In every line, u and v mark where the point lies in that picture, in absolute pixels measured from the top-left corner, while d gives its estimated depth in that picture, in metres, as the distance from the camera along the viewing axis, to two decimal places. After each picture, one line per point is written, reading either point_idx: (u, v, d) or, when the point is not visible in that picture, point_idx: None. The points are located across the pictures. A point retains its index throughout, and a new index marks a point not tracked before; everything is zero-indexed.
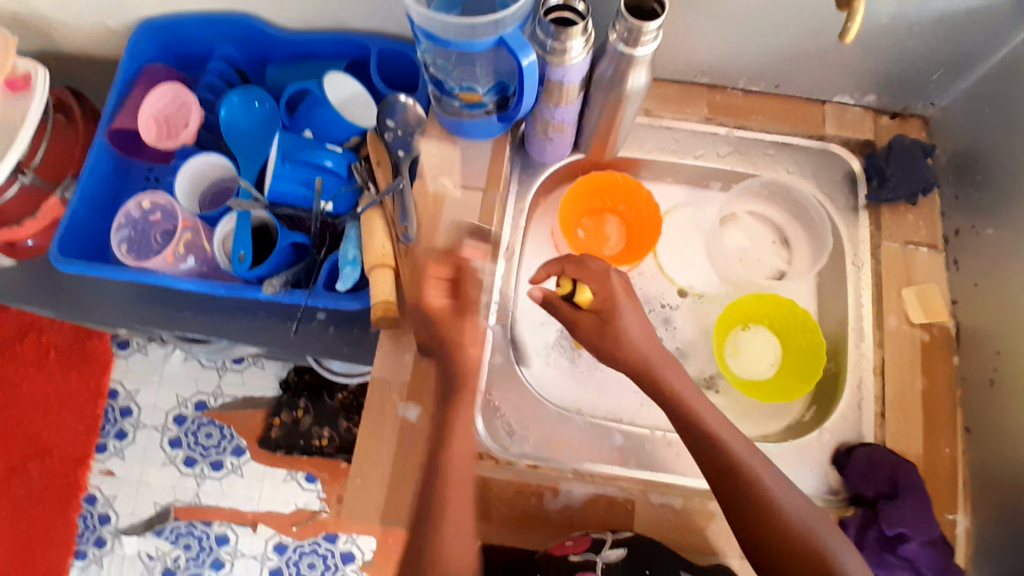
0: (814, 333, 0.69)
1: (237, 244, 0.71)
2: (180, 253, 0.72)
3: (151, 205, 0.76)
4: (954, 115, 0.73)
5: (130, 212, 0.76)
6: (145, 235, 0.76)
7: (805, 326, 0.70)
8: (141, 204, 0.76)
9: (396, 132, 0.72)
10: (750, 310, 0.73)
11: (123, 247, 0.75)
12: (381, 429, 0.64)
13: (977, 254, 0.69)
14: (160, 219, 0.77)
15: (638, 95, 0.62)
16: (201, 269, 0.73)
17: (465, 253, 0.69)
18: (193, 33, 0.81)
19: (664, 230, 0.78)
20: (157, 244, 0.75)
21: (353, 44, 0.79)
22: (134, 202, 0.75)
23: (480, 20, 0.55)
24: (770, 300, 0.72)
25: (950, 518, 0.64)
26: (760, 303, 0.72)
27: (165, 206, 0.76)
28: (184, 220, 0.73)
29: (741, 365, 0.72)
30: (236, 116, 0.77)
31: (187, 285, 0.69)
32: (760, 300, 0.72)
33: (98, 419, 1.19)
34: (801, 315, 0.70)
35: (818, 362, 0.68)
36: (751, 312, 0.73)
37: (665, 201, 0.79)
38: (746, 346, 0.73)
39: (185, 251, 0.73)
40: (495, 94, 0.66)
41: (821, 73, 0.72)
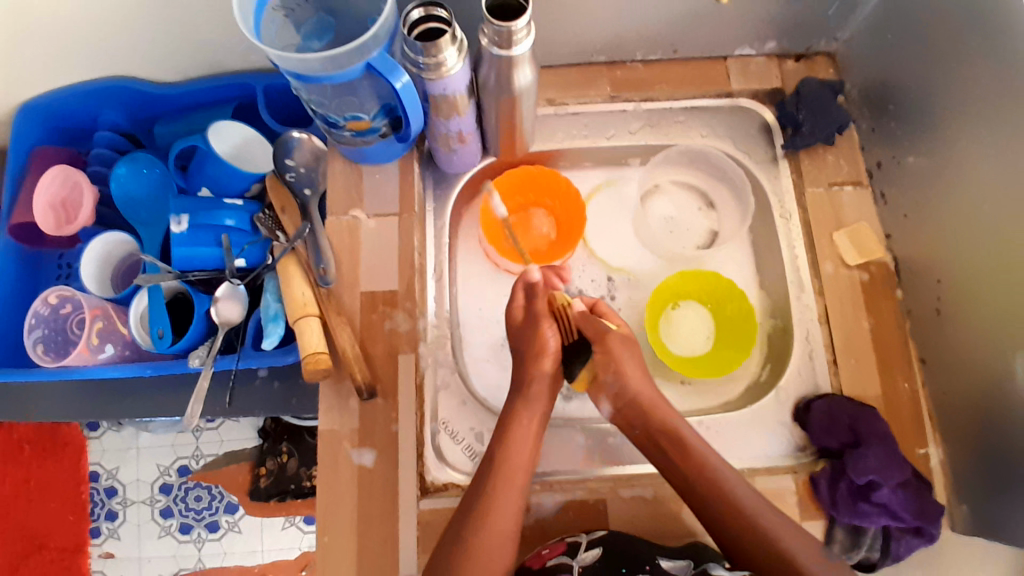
0: (742, 298, 0.69)
1: (155, 322, 0.69)
2: (95, 344, 0.70)
3: (58, 298, 0.74)
4: (858, 46, 0.71)
5: (38, 310, 0.74)
6: (60, 330, 0.74)
7: (732, 293, 0.70)
8: (47, 300, 0.74)
9: (298, 171, 0.70)
10: (680, 287, 0.72)
11: (39, 347, 0.73)
12: (340, 479, 0.63)
13: (900, 184, 0.68)
14: (70, 312, 0.74)
15: (529, 91, 0.60)
16: (122, 354, 0.72)
17: (392, 283, 0.67)
18: (69, 107, 0.77)
19: (590, 213, 0.76)
20: (74, 337, 0.73)
21: (235, 87, 0.75)
22: (40, 301, 0.73)
23: (341, 51, 0.52)
24: (696, 273, 0.72)
25: (921, 453, 0.64)
26: (691, 278, 0.71)
27: (72, 297, 0.74)
28: (91, 309, 0.71)
29: (683, 341, 0.71)
30: (128, 189, 0.74)
31: (114, 373, 0.68)
32: (689, 274, 0.72)
33: (84, 505, 1.16)
34: (727, 283, 0.70)
35: (749, 330, 0.69)
36: (679, 286, 0.72)
37: (587, 183, 0.77)
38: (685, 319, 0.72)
39: (101, 340, 0.71)
40: (384, 117, 0.63)
41: (717, 30, 0.70)
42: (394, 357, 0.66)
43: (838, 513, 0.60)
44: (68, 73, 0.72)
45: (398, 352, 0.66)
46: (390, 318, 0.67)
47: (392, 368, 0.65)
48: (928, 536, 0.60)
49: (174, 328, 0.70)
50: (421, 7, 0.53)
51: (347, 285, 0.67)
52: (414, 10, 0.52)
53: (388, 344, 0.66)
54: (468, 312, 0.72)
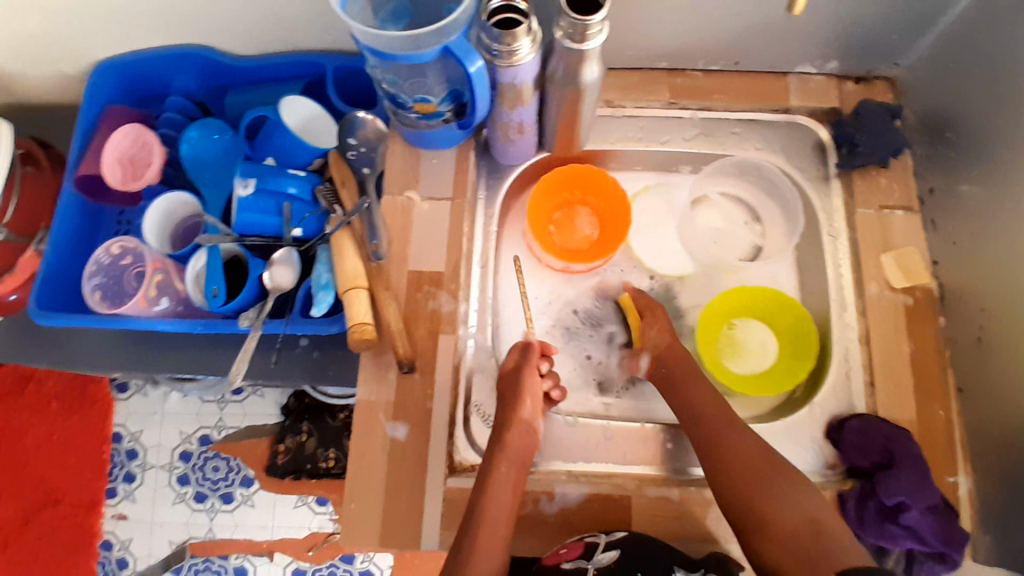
0: (798, 309, 0.69)
1: (212, 280, 0.71)
2: (152, 296, 0.73)
3: (119, 249, 0.77)
4: (919, 72, 0.72)
5: (100, 259, 0.77)
6: (118, 280, 0.78)
7: (785, 304, 0.70)
8: (110, 250, 0.77)
9: (359, 150, 0.75)
10: (725, 308, 0.73)
11: (96, 295, 0.76)
12: (372, 451, 0.64)
13: (953, 211, 0.68)
14: (131, 263, 0.78)
15: (594, 88, 0.61)
16: (176, 309, 0.74)
17: (440, 264, 0.69)
18: (148, 71, 0.80)
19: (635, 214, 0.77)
20: (130, 288, 0.77)
21: (306, 65, 0.78)
22: (102, 250, 0.76)
23: (421, 31, 0.54)
24: (738, 292, 0.72)
25: (951, 480, 0.63)
26: (746, 294, 0.72)
27: (135, 249, 0.77)
28: (153, 262, 0.74)
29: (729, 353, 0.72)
30: (198, 151, 0.77)
31: (164, 326, 0.71)
32: (745, 292, 0.72)
33: (106, 464, 1.19)
34: (774, 296, 0.71)
35: (809, 341, 0.69)
36: (729, 301, 0.72)
37: (634, 186, 0.79)
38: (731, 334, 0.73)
39: (157, 292, 0.74)
40: (450, 102, 0.65)
41: (780, 46, 0.72)
42: (436, 336, 0.67)
43: (864, 533, 0.60)
44: (151, 38, 0.76)
45: (438, 331, 0.67)
46: (434, 298, 0.68)
47: (432, 347, 0.67)
48: (951, 563, 0.59)
49: (227, 289, 0.72)
50: None
51: (396, 262, 0.69)
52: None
53: (430, 323, 0.68)
54: (509, 300, 0.73)
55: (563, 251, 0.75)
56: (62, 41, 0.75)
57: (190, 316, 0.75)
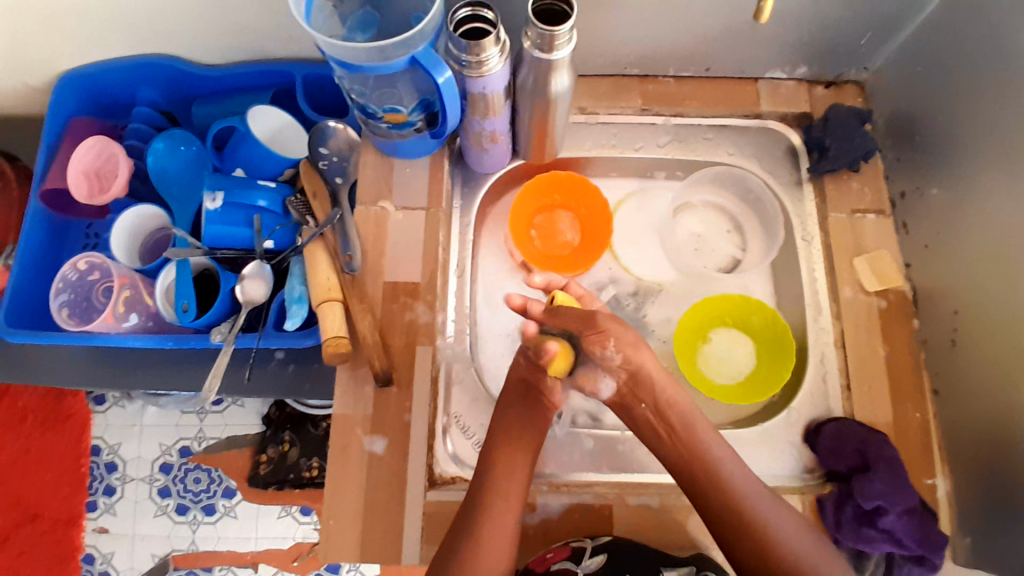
0: (766, 309, 0.70)
1: (180, 296, 0.70)
2: (121, 312, 0.72)
3: (87, 264, 0.76)
4: (887, 77, 0.73)
5: (67, 275, 0.75)
6: (87, 295, 0.76)
7: (749, 304, 0.71)
8: (77, 265, 0.75)
9: (331, 159, 0.72)
10: (692, 324, 0.72)
11: (65, 312, 0.75)
12: (349, 465, 0.63)
13: (924, 215, 0.69)
14: (98, 277, 0.76)
15: (564, 96, 0.61)
16: (146, 325, 0.73)
17: (415, 275, 0.68)
18: (114, 82, 0.79)
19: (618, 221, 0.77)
20: (100, 303, 0.75)
21: (276, 74, 0.77)
22: (69, 266, 0.75)
23: (388, 42, 0.53)
24: (704, 304, 0.72)
25: (928, 483, 0.64)
26: (713, 303, 0.72)
27: (101, 264, 0.75)
28: (121, 277, 0.72)
29: (712, 367, 0.71)
30: (164, 164, 0.76)
31: (137, 343, 0.70)
32: (713, 302, 0.72)
33: (84, 478, 1.17)
34: (739, 298, 0.71)
35: (784, 342, 0.68)
36: (696, 315, 0.72)
37: (613, 196, 0.78)
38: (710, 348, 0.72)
39: (126, 309, 0.72)
40: (421, 112, 0.64)
41: (751, 51, 0.72)
42: (412, 347, 0.67)
43: (841, 537, 0.61)
44: (115, 49, 0.74)
45: (415, 343, 0.67)
46: (410, 309, 0.68)
47: (408, 359, 0.66)
48: (930, 565, 0.60)
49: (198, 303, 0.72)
50: (468, 7, 0.54)
51: (371, 273, 0.68)
52: (463, 8, 0.54)
53: (406, 335, 0.67)
54: (486, 310, 0.73)
55: (550, 260, 0.74)
56: (23, 52, 0.73)
57: (161, 332, 0.74)
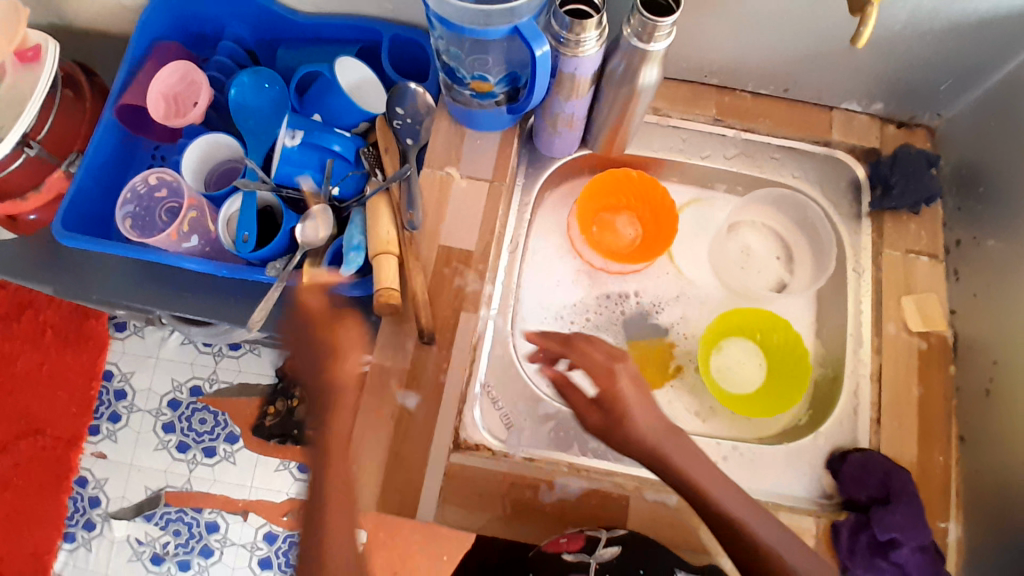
0: (786, 326, 0.72)
1: (242, 226, 0.72)
2: (184, 232, 0.73)
3: (156, 181, 0.78)
4: (959, 126, 0.73)
5: (136, 187, 0.77)
6: (149, 211, 0.78)
7: (775, 323, 0.73)
8: (147, 180, 0.78)
9: (405, 120, 0.74)
10: (719, 330, 0.74)
11: (128, 222, 0.77)
12: (379, 415, 0.64)
13: (977, 265, 0.70)
14: (164, 197, 0.79)
15: (649, 91, 0.62)
16: (204, 249, 0.75)
17: (470, 243, 0.70)
18: (208, 13, 0.81)
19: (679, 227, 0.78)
20: (161, 221, 0.77)
21: (364, 30, 0.79)
22: (141, 179, 0.77)
23: (495, 8, 0.55)
24: (734, 315, 0.74)
25: (941, 525, 0.64)
26: (739, 313, 0.74)
27: (170, 182, 0.78)
28: (190, 198, 0.74)
29: (736, 382, 0.73)
30: (246, 97, 0.78)
31: (189, 264, 0.71)
32: (739, 312, 0.74)
33: (91, 402, 1.18)
34: (769, 315, 0.73)
35: (798, 361, 0.71)
36: (722, 324, 0.74)
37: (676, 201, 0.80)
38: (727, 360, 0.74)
39: (189, 229, 0.74)
40: (505, 85, 0.65)
41: (831, 79, 0.73)
42: (457, 312, 0.68)
43: (853, 564, 0.61)
44: None
45: (460, 308, 0.68)
46: (460, 276, 0.69)
47: (452, 323, 0.67)
48: None
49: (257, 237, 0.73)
50: None
51: (428, 234, 0.69)
52: None
53: (452, 299, 0.68)
54: (531, 289, 0.75)
55: (606, 253, 0.75)
56: None
57: (216, 258, 0.76)
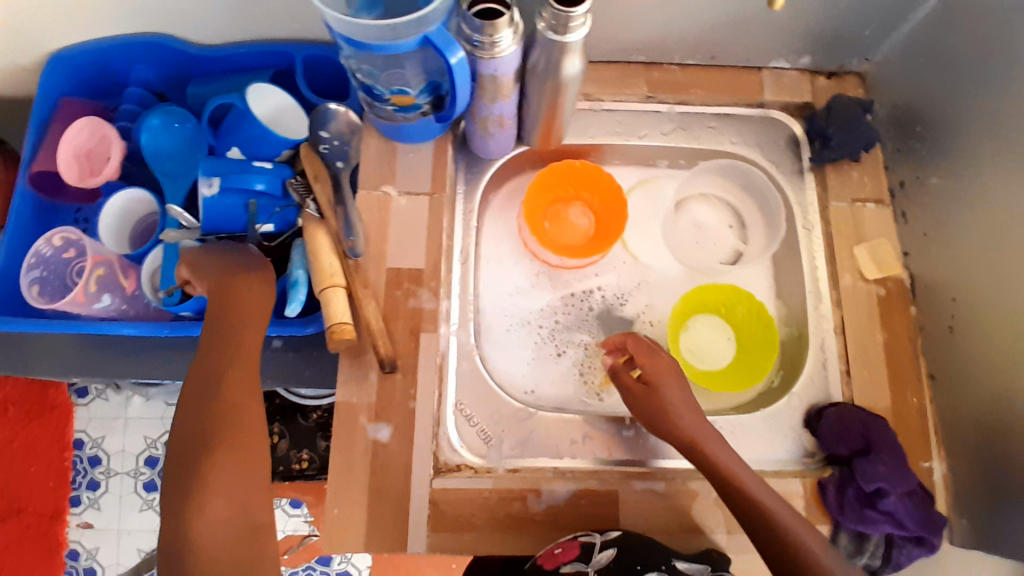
0: (751, 298, 0.71)
1: (166, 279, 0.68)
2: (92, 292, 0.71)
3: (62, 242, 0.74)
4: (888, 68, 0.73)
5: (40, 250, 0.73)
6: (58, 274, 0.74)
7: (737, 295, 0.72)
8: (51, 242, 0.74)
9: (331, 143, 0.73)
10: (685, 310, 0.73)
11: (34, 289, 0.72)
12: (353, 453, 0.62)
13: (922, 205, 0.70)
14: (73, 256, 0.75)
15: (575, 81, 0.61)
16: (119, 307, 0.72)
17: (419, 262, 0.67)
18: (106, 62, 0.76)
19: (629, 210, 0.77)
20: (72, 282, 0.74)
21: (275, 54, 0.76)
22: (44, 241, 0.73)
23: (400, 20, 0.52)
24: (700, 291, 0.73)
25: (926, 466, 0.65)
26: (703, 291, 0.73)
27: (77, 242, 0.74)
28: (94, 256, 0.72)
29: (709, 356, 0.73)
30: (158, 142, 0.74)
31: (121, 329, 0.69)
32: (703, 290, 0.73)
33: (67, 472, 1.12)
34: (732, 290, 0.72)
35: (767, 330, 0.70)
36: (688, 302, 0.73)
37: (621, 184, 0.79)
38: (699, 338, 0.73)
39: (98, 289, 0.72)
40: (428, 94, 0.63)
41: (756, 40, 0.72)
42: (416, 334, 0.66)
43: (845, 519, 0.61)
44: (108, 25, 0.72)
45: (419, 329, 0.66)
46: (414, 296, 0.66)
47: (413, 346, 0.65)
48: (929, 546, 0.61)
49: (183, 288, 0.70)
50: None
51: (374, 259, 0.67)
52: None
53: (410, 321, 0.66)
54: (490, 296, 0.73)
55: (561, 249, 0.75)
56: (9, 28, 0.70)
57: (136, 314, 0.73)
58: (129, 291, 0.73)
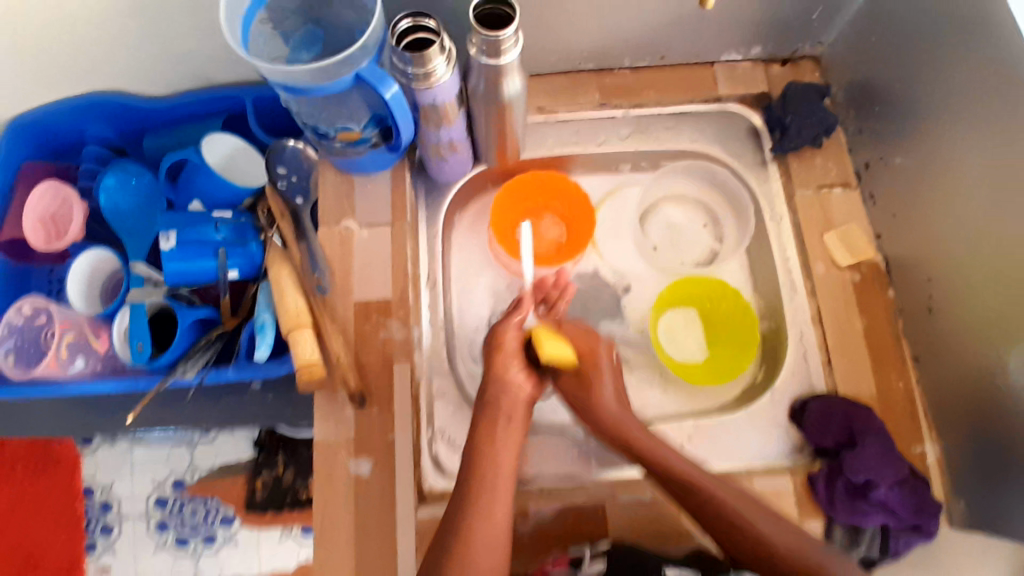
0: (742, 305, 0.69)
1: (134, 336, 0.68)
2: (65, 357, 0.73)
3: (33, 309, 0.76)
4: (841, 51, 0.73)
5: (12, 320, 0.75)
6: (32, 342, 0.75)
7: (723, 293, 0.71)
8: (21, 310, 0.75)
9: (289, 178, 0.73)
10: (677, 295, 0.73)
11: (9, 359, 0.73)
12: (336, 490, 0.62)
13: (889, 184, 0.69)
14: (44, 322, 0.75)
15: (519, 99, 0.60)
16: (94, 367, 0.73)
17: (386, 292, 0.67)
18: (62, 123, 0.78)
19: (603, 218, 0.77)
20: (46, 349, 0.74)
21: (224, 99, 0.77)
22: (13, 311, 0.75)
23: (329, 62, 0.52)
24: (697, 281, 0.72)
25: (917, 450, 0.64)
26: (694, 283, 0.72)
27: (46, 308, 0.76)
28: (62, 322, 0.74)
29: (684, 345, 0.72)
30: (117, 201, 0.76)
31: (89, 387, 0.70)
32: (694, 284, 0.72)
33: (79, 521, 1.09)
34: (723, 289, 0.71)
35: (744, 337, 0.70)
36: (673, 293, 0.72)
37: (595, 194, 0.78)
38: (674, 327, 0.73)
39: (70, 353, 0.73)
40: (374, 127, 0.63)
41: (702, 37, 0.72)
42: (390, 365, 0.65)
43: (836, 513, 0.60)
44: (66, 86, 0.74)
45: (392, 361, 0.66)
46: (384, 327, 0.66)
47: (386, 378, 0.65)
48: (926, 531, 0.60)
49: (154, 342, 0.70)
50: (409, 17, 0.53)
51: (341, 294, 0.67)
52: (403, 21, 0.53)
53: (381, 353, 0.66)
54: (463, 318, 0.72)
55: (535, 258, 0.74)
56: None
57: (110, 372, 0.73)
58: (102, 351, 0.74)
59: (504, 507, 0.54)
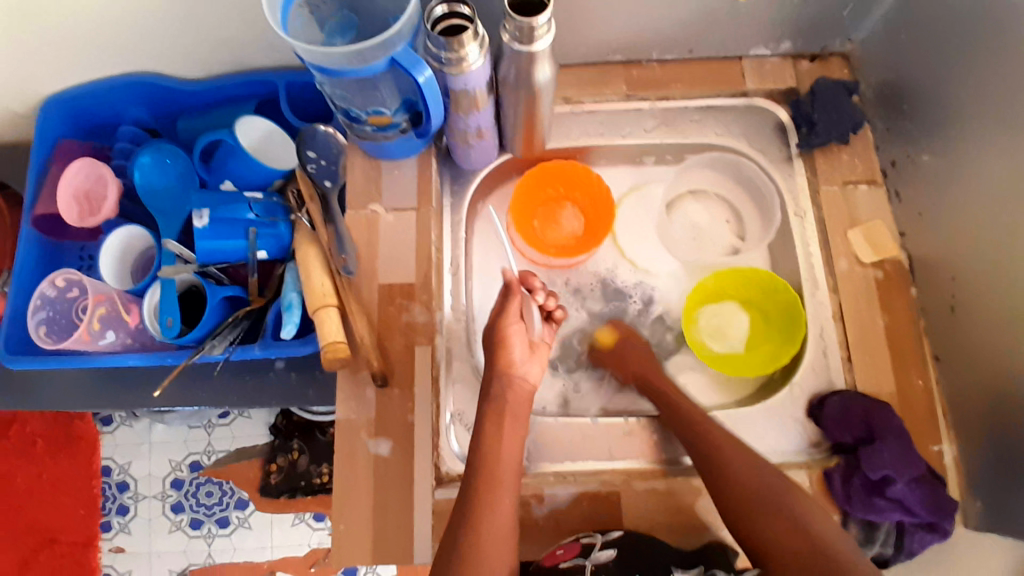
0: (786, 293, 0.69)
1: (165, 311, 0.71)
2: (96, 330, 0.74)
3: (65, 282, 0.77)
4: (872, 47, 0.73)
5: (45, 293, 0.77)
6: (64, 314, 0.78)
7: (774, 285, 0.70)
8: (55, 283, 0.77)
9: (319, 163, 0.74)
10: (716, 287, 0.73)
11: (41, 330, 0.76)
12: (356, 468, 0.63)
13: (915, 182, 0.69)
14: (77, 296, 0.78)
15: (548, 87, 0.61)
16: (124, 341, 0.76)
17: (409, 276, 0.68)
18: (101, 102, 0.80)
19: (621, 216, 0.77)
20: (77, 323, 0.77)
21: (259, 84, 0.79)
22: (47, 283, 0.77)
23: (365, 45, 0.53)
24: (736, 273, 0.72)
25: (935, 449, 0.63)
26: (739, 275, 0.72)
27: (79, 281, 0.77)
28: (94, 296, 0.75)
29: (718, 336, 0.73)
30: (152, 178, 0.78)
31: (118, 360, 0.73)
32: (736, 276, 0.72)
33: (98, 498, 1.10)
34: (769, 279, 0.71)
35: (797, 328, 0.68)
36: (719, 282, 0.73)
37: (617, 187, 0.79)
38: (711, 320, 0.73)
39: (102, 326, 0.75)
40: (404, 113, 0.64)
41: (731, 31, 0.72)
42: (412, 348, 0.66)
43: (852, 509, 0.60)
44: (102, 67, 0.76)
45: (414, 344, 0.67)
46: (407, 310, 0.67)
47: (408, 360, 0.66)
48: (941, 532, 0.60)
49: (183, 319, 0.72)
50: (444, 3, 0.54)
51: (366, 277, 0.68)
52: (439, 6, 0.54)
53: (404, 336, 0.67)
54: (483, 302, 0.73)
55: (554, 250, 0.75)
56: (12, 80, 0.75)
57: (140, 346, 0.76)
58: (132, 324, 0.76)
59: (511, 499, 0.55)
